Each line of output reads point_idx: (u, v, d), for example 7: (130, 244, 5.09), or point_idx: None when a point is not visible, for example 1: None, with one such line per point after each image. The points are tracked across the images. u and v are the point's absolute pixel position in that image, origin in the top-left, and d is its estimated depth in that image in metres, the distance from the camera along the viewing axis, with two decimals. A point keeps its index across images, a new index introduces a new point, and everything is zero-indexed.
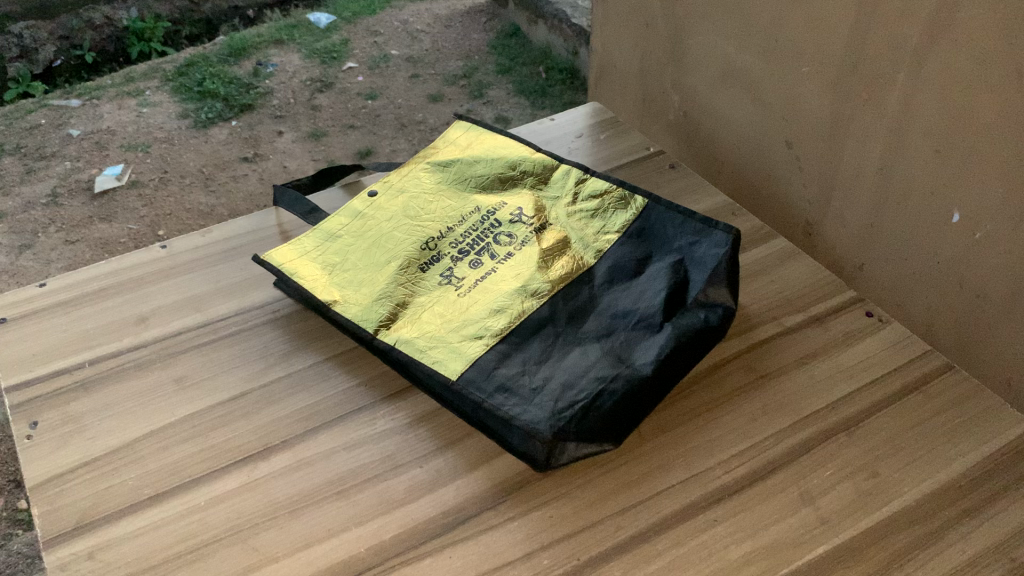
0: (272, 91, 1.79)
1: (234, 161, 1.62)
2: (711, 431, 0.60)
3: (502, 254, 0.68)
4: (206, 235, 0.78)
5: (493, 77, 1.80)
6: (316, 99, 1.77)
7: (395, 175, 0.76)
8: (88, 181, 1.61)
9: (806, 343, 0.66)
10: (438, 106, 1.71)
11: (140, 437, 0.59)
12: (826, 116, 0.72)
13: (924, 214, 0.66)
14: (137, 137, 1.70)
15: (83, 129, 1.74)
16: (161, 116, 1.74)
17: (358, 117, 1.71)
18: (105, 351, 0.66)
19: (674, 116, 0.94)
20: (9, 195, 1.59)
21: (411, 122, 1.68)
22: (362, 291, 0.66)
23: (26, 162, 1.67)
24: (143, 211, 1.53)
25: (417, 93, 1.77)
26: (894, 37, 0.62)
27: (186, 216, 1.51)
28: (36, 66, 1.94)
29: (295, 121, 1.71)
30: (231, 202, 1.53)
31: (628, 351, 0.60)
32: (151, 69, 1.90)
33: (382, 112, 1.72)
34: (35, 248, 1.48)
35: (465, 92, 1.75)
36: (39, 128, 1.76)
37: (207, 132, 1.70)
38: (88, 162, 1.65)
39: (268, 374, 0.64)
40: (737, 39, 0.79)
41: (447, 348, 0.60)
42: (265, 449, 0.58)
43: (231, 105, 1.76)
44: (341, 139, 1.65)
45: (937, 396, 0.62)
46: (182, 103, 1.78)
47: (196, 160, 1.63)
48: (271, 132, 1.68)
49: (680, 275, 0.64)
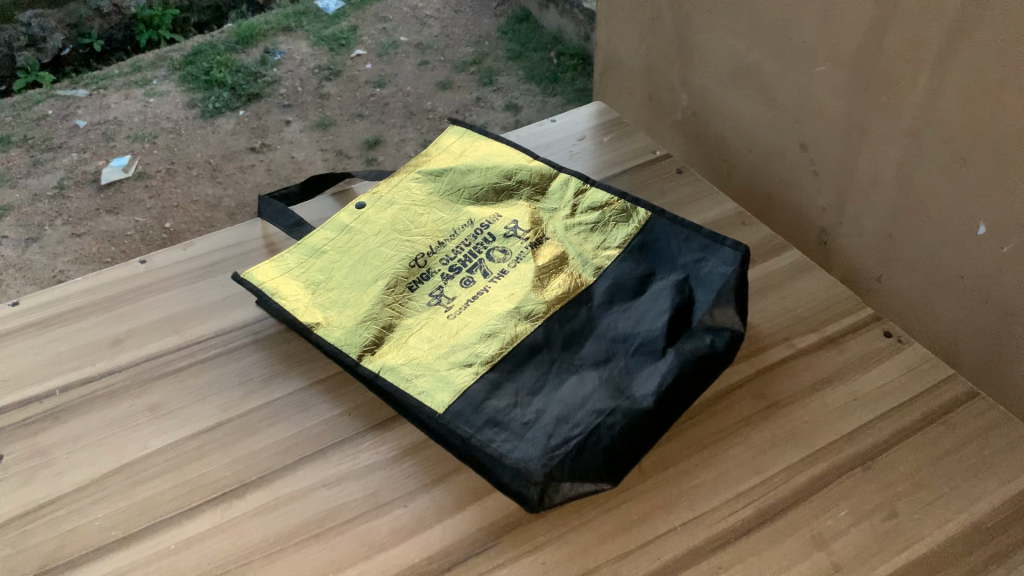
0: (280, 79, 1.74)
1: (241, 151, 1.58)
2: (716, 466, 0.56)
3: (496, 271, 0.64)
4: (187, 248, 0.74)
5: (503, 63, 1.75)
6: (324, 87, 1.72)
7: (384, 185, 0.72)
8: (94, 173, 1.57)
9: (820, 367, 0.62)
10: (447, 95, 1.66)
11: (113, 471, 0.56)
12: (843, 119, 0.67)
13: (948, 225, 0.61)
14: (145, 127, 1.66)
15: (89, 119, 1.70)
16: (168, 106, 1.70)
17: (366, 107, 1.66)
18: (83, 375, 0.62)
19: (682, 115, 0.89)
20: (14, 186, 1.56)
21: (420, 110, 1.64)
22: (346, 312, 0.62)
23: (32, 154, 1.63)
24: (149, 203, 1.50)
25: (427, 80, 1.72)
26: (916, 35, 0.58)
27: (193, 208, 1.48)
28: (43, 54, 1.90)
29: (303, 111, 1.66)
30: (238, 194, 1.50)
31: (628, 380, 0.56)
32: (158, 59, 1.86)
33: (392, 100, 1.67)
34: (42, 242, 1.45)
35: (475, 78, 1.71)
36: (47, 119, 1.72)
37: (215, 122, 1.65)
38: (94, 154, 1.61)
39: (249, 402, 0.61)
40: (748, 36, 0.74)
41: (434, 377, 0.57)
42: (241, 486, 0.55)
43: (237, 95, 1.72)
44: (349, 130, 1.61)
45: (962, 425, 0.58)
46: (190, 93, 1.74)
47: (203, 150, 1.59)
48: (279, 122, 1.64)
49: (684, 296, 0.60)
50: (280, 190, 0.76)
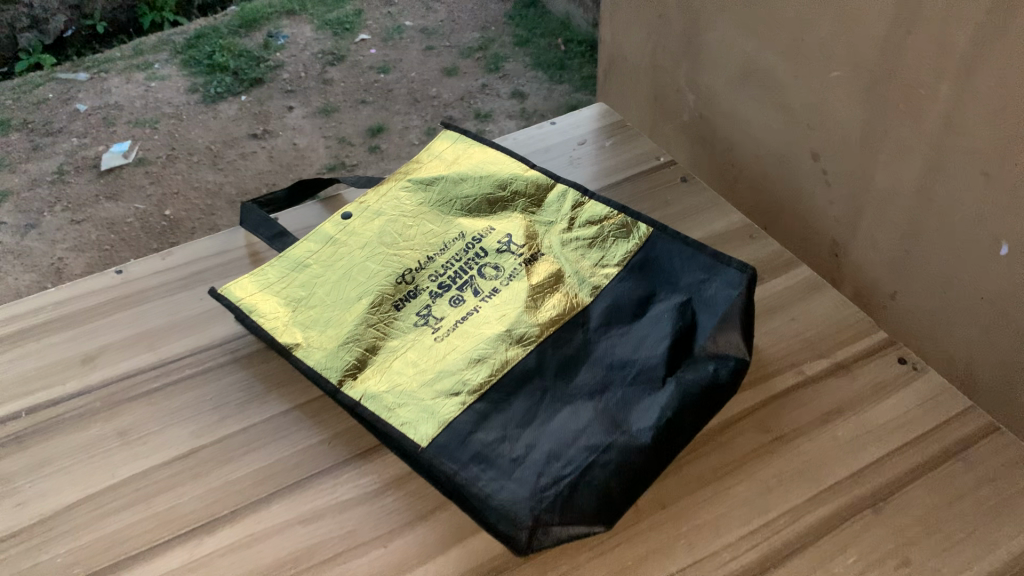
0: (283, 64, 1.63)
1: (244, 138, 1.47)
2: (718, 505, 0.52)
3: (487, 290, 0.60)
4: (166, 258, 0.71)
5: (510, 50, 1.63)
6: (327, 73, 1.61)
7: (372, 194, 0.68)
8: (95, 159, 1.47)
9: (829, 397, 0.58)
10: (452, 82, 1.55)
11: (78, 502, 0.53)
12: (859, 127, 0.63)
13: (968, 243, 0.57)
14: (146, 112, 1.55)
15: (90, 103, 1.59)
16: (170, 91, 1.59)
17: (369, 92, 1.55)
18: (50, 396, 0.59)
19: (689, 117, 0.85)
20: (15, 172, 1.46)
21: (424, 97, 1.52)
22: (328, 333, 0.58)
23: (32, 138, 1.53)
24: (149, 189, 1.40)
25: (431, 66, 1.60)
26: (938, 43, 0.54)
27: (194, 196, 1.38)
28: (46, 36, 1.78)
29: (305, 96, 1.55)
30: (240, 181, 1.39)
31: (625, 413, 0.52)
32: (161, 42, 1.75)
33: (394, 87, 1.56)
34: (41, 228, 1.36)
35: (480, 65, 1.59)
36: (48, 102, 1.61)
37: (217, 107, 1.54)
38: (93, 140, 1.51)
39: (224, 427, 0.57)
40: (759, 37, 0.70)
41: (418, 407, 0.53)
42: (212, 521, 0.52)
43: (242, 79, 1.61)
44: (352, 116, 1.50)
45: (981, 464, 0.54)
46: (191, 77, 1.63)
47: (205, 136, 1.49)
48: (281, 107, 1.53)
49: (687, 321, 0.56)
50: (265, 195, 0.72)
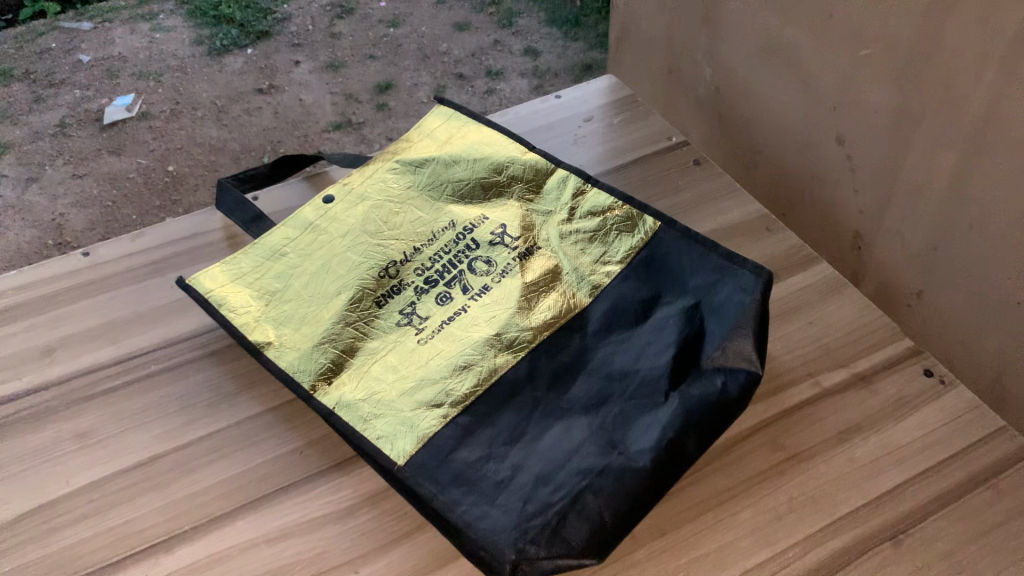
0: (291, 17, 1.50)
1: (249, 93, 1.35)
2: (721, 534, 0.48)
3: (477, 287, 0.55)
4: (136, 240, 0.66)
5: (524, 4, 1.52)
6: (335, 26, 1.48)
7: (356, 176, 0.62)
8: (98, 112, 1.35)
9: (846, 413, 0.53)
10: (463, 37, 1.44)
11: (28, 513, 0.49)
12: (889, 112, 0.57)
13: (1007, 243, 0.52)
14: (150, 65, 1.42)
15: (93, 54, 1.45)
16: (174, 43, 1.46)
17: (378, 47, 1.43)
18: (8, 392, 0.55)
19: (706, 92, 0.78)
20: (14, 122, 1.34)
21: (434, 53, 1.42)
22: (302, 331, 0.54)
23: (34, 88, 1.39)
24: (152, 144, 1.28)
25: (442, 20, 1.49)
26: (984, 22, 0.47)
27: (199, 151, 1.27)
28: None
29: (312, 50, 1.43)
30: (244, 137, 1.28)
31: (623, 431, 0.48)
32: None
33: (405, 41, 1.44)
34: (41, 181, 1.25)
35: (493, 20, 1.48)
36: (49, 52, 1.47)
37: (222, 62, 1.41)
38: (97, 91, 1.38)
39: (188, 432, 0.53)
40: (783, 8, 0.63)
41: (396, 419, 0.49)
42: (170, 538, 0.48)
43: (247, 32, 1.47)
44: (359, 72, 1.39)
45: (1012, 493, 0.49)
46: (196, 29, 1.49)
47: (210, 91, 1.36)
48: (287, 61, 1.41)
49: (694, 328, 0.52)
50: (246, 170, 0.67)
